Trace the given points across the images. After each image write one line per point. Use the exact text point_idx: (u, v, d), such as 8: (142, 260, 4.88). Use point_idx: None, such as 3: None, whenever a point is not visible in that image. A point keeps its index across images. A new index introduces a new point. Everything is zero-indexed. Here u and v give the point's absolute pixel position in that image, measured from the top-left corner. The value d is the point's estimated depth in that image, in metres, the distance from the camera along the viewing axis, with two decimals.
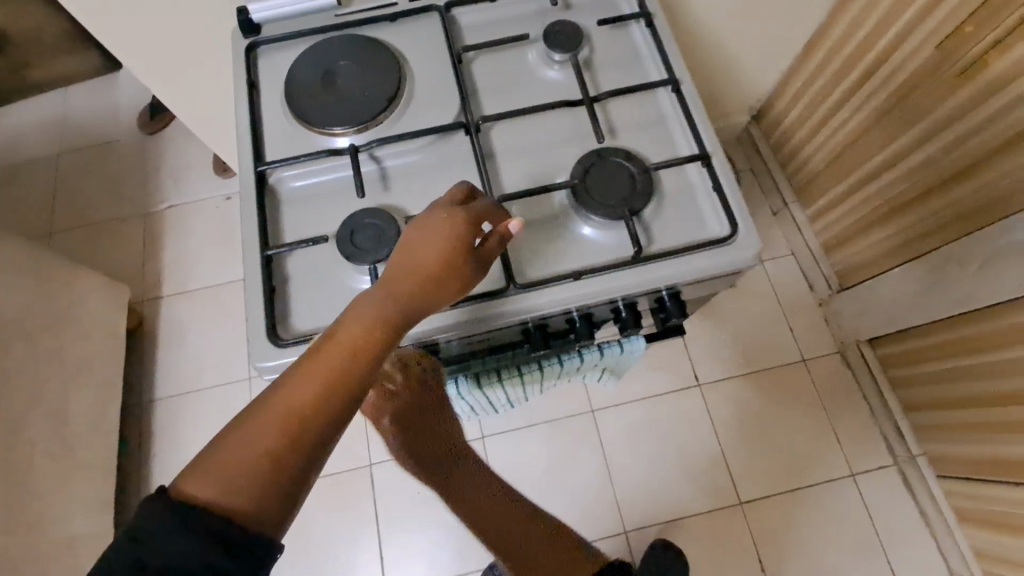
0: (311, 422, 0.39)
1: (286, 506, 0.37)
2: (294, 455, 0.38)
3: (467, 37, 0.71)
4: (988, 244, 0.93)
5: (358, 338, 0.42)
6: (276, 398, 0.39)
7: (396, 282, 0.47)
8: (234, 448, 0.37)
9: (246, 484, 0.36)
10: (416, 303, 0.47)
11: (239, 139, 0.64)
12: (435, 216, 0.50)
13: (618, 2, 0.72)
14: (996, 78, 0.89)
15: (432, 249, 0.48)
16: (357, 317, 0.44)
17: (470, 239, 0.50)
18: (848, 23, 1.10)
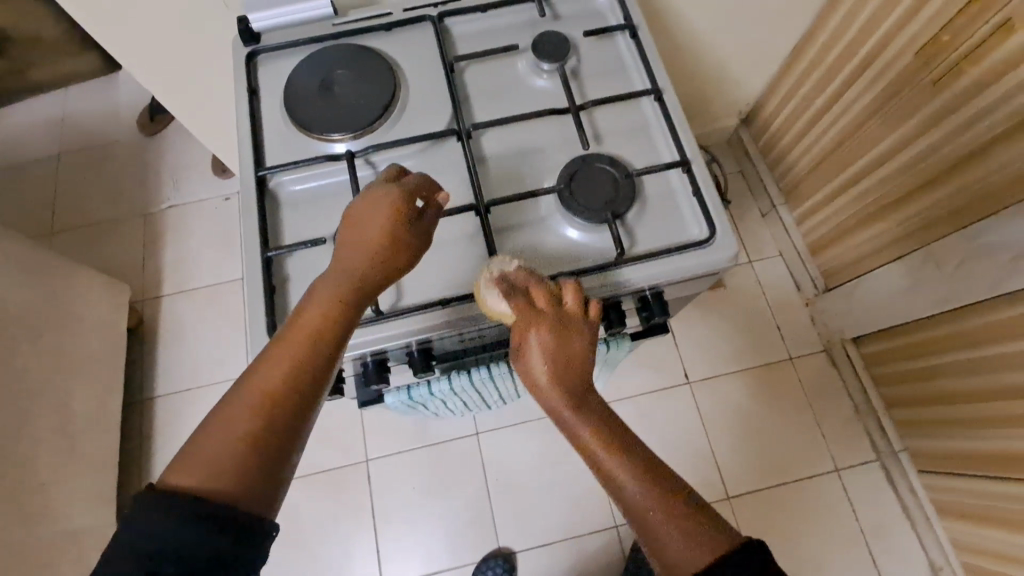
0: (279, 405, 0.42)
1: (269, 483, 0.41)
2: (268, 436, 0.41)
3: (459, 47, 0.74)
4: (963, 246, 0.97)
5: (314, 328, 0.46)
6: (245, 390, 0.42)
7: (342, 267, 0.49)
8: (211, 438, 0.40)
9: (227, 468, 0.39)
10: (367, 285, 0.50)
11: (239, 145, 0.67)
12: (371, 195, 0.52)
13: (604, 14, 0.75)
14: (970, 86, 0.92)
15: (372, 228, 0.50)
16: (313, 306, 0.47)
17: (406, 215, 0.52)
18: (833, 30, 1.13)
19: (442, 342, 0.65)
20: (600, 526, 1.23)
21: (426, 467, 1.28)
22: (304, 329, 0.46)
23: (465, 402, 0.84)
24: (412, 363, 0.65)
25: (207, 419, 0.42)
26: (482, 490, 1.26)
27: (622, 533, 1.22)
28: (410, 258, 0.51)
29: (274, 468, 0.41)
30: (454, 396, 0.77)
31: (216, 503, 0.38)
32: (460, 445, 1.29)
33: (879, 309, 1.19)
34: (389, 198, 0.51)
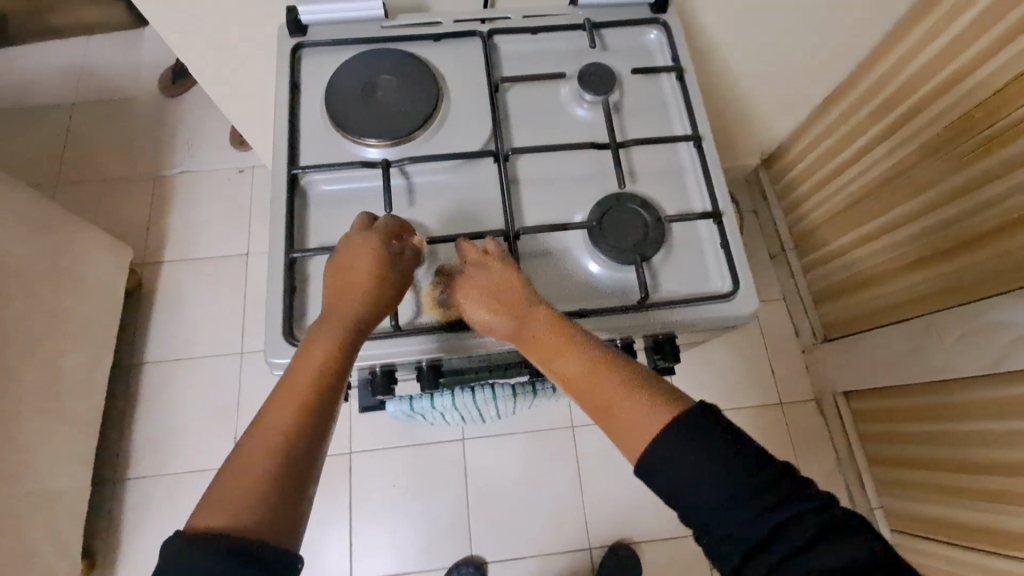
0: (292, 439, 0.43)
1: (292, 516, 0.41)
2: (287, 467, 0.42)
3: (505, 66, 0.74)
4: (968, 320, 0.99)
5: (319, 363, 0.47)
6: (260, 430, 0.43)
7: (337, 305, 0.51)
8: (233, 477, 0.41)
9: (250, 507, 0.40)
10: (366, 319, 0.51)
11: (275, 137, 0.66)
12: (351, 243, 0.54)
13: (652, 52, 0.75)
14: (994, 167, 0.93)
15: (362, 271, 0.52)
16: (316, 344, 0.48)
17: (389, 254, 0.53)
18: (867, 88, 1.15)
19: (452, 360, 0.65)
20: (574, 546, 1.24)
21: (410, 467, 1.28)
22: (309, 367, 0.47)
23: (463, 416, 0.84)
24: (421, 377, 0.65)
25: (224, 463, 0.42)
26: (461, 496, 1.26)
27: (594, 555, 1.23)
28: (395, 293, 0.53)
29: (293, 500, 0.42)
30: (453, 410, 0.77)
31: (247, 538, 0.38)
32: (447, 449, 1.29)
33: (878, 367, 1.21)
34: (369, 244, 0.53)
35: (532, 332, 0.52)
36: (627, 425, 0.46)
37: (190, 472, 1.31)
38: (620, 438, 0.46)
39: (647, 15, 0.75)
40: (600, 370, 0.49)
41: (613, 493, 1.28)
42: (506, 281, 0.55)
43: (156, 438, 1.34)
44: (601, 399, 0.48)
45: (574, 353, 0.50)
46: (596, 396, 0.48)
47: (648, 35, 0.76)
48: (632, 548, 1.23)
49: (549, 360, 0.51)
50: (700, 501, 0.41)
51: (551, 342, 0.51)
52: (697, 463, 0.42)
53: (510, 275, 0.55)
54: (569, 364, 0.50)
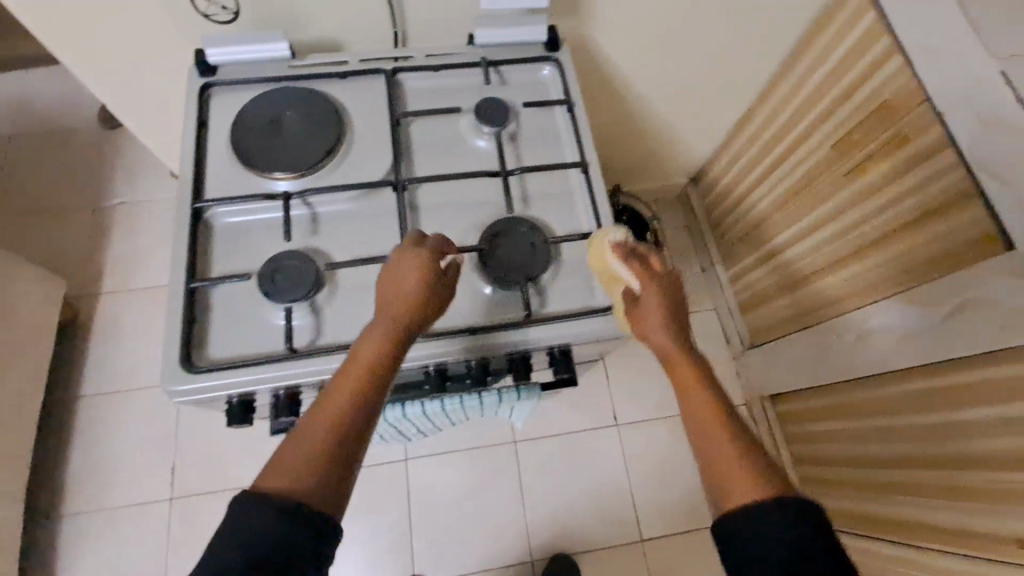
0: (344, 426, 0.51)
1: (338, 492, 0.49)
2: (338, 451, 0.50)
3: (409, 101, 0.79)
4: (860, 324, 1.04)
5: (371, 364, 0.54)
6: (318, 416, 0.51)
7: (389, 312, 0.57)
8: (292, 454, 0.49)
9: (304, 481, 0.48)
10: (412, 325, 0.57)
11: (181, 173, 0.69)
12: (403, 258, 0.59)
13: (547, 87, 0.82)
14: (873, 183, 0.99)
15: (409, 283, 0.58)
16: (367, 346, 0.55)
17: (434, 269, 0.59)
18: (769, 111, 1.23)
19: None
20: (515, 559, 1.26)
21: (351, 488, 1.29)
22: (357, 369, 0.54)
23: (384, 435, 0.87)
24: None
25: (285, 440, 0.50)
26: (403, 515, 1.28)
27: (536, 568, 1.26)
28: (442, 303, 0.60)
29: (340, 478, 0.49)
30: None
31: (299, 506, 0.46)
32: (389, 469, 1.30)
33: (793, 371, 1.28)
34: (418, 263, 0.59)
35: (680, 366, 0.58)
36: (733, 476, 0.51)
37: (127, 505, 1.29)
38: (719, 483, 0.51)
39: (541, 53, 0.81)
40: (723, 424, 0.54)
41: (553, 503, 1.31)
42: (680, 310, 0.60)
43: (92, 472, 1.31)
44: (715, 438, 0.53)
45: (709, 393, 0.56)
46: (716, 434, 0.54)
47: (542, 71, 0.82)
48: (571, 558, 1.26)
49: (685, 390, 0.57)
50: (772, 548, 0.46)
51: (694, 379, 0.57)
52: (765, 524, 0.46)
53: (682, 301, 0.62)
54: (701, 399, 0.56)
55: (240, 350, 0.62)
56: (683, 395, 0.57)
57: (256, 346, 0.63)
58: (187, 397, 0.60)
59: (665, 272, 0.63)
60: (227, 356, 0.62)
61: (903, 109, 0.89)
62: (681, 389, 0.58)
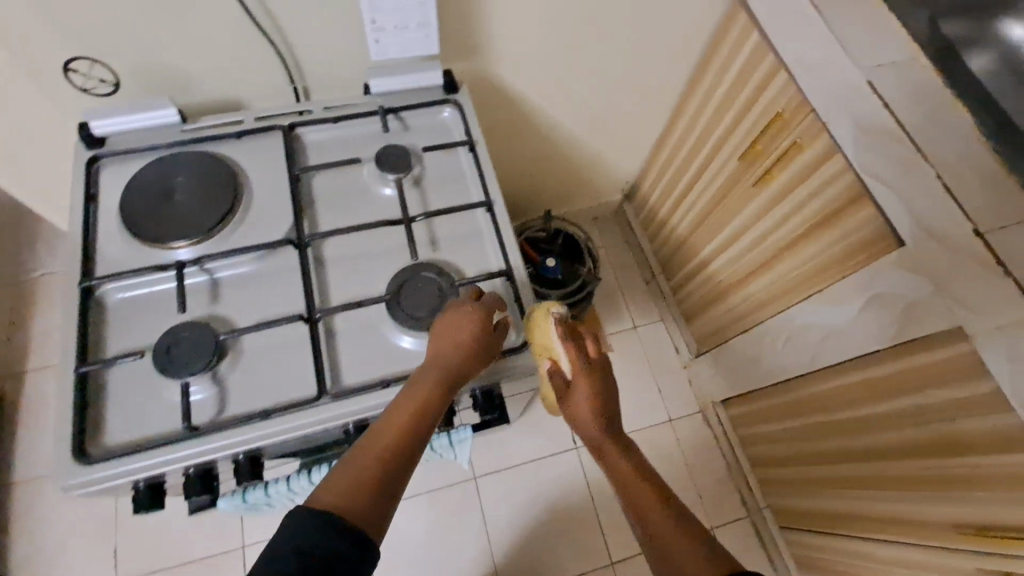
0: (392, 459, 0.54)
1: (380, 521, 0.52)
2: (385, 483, 0.53)
3: (310, 154, 0.78)
4: (788, 324, 1.07)
5: (424, 406, 0.58)
6: (372, 445, 0.55)
7: (442, 356, 0.61)
8: (347, 477, 0.52)
9: (354, 505, 0.51)
10: (462, 371, 0.61)
11: (69, 253, 0.67)
12: (459, 308, 0.63)
13: (450, 128, 0.83)
14: (781, 188, 1.03)
15: (464, 329, 0.61)
16: (421, 387, 0.59)
17: (487, 319, 0.63)
18: (684, 125, 1.28)
19: (273, 449, 0.64)
20: None
21: None
22: (410, 408, 0.57)
23: None
24: (239, 470, 0.63)
25: (341, 463, 0.54)
26: None
27: None
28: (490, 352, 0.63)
29: (383, 509, 0.52)
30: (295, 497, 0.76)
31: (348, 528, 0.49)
32: None
33: (738, 375, 1.30)
34: (473, 313, 0.62)
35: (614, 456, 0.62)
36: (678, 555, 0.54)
37: None
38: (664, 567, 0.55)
39: (440, 95, 0.83)
40: (664, 507, 0.58)
41: (520, 537, 1.29)
42: (609, 400, 0.63)
43: (24, 565, 1.23)
44: (656, 521, 0.57)
45: (645, 480, 0.61)
46: (657, 514, 0.58)
47: (443, 113, 0.83)
48: None
49: (624, 481, 0.61)
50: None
51: (627, 464, 0.62)
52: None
53: (612, 388, 0.64)
54: (639, 486, 0.60)
55: (140, 431, 0.60)
56: (620, 483, 0.62)
57: (158, 425, 0.60)
58: (83, 491, 0.57)
59: (596, 356, 0.66)
60: (126, 440, 0.60)
61: (796, 117, 0.94)
62: (621, 480, 0.61)
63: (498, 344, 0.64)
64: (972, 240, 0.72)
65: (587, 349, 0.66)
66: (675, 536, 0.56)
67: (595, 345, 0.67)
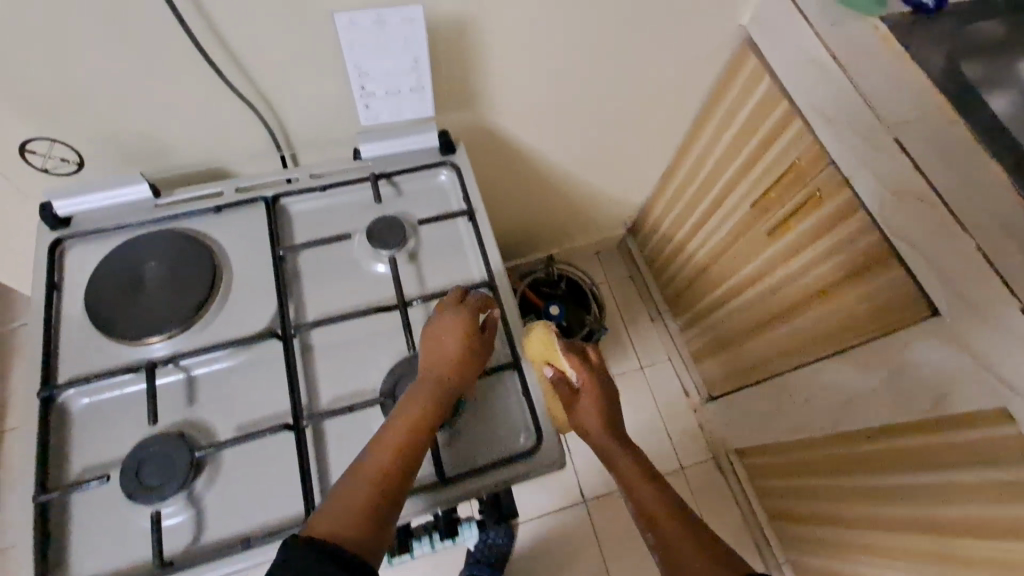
0: (389, 476, 0.52)
1: (379, 542, 0.49)
2: (383, 502, 0.51)
3: (296, 228, 0.72)
4: (810, 380, 1.03)
5: (417, 419, 0.55)
6: (367, 465, 0.53)
7: (433, 367, 0.59)
8: (343, 502, 0.50)
9: (351, 528, 0.49)
10: (454, 379, 0.58)
11: (31, 354, 0.61)
12: (444, 315, 0.61)
13: (448, 194, 0.76)
14: (798, 239, 0.99)
15: (451, 336, 0.59)
16: (413, 400, 0.57)
17: (473, 321, 0.61)
18: (692, 164, 1.23)
19: None
20: None
21: None
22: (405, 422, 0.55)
23: None
24: None
25: (337, 486, 0.52)
26: None
27: None
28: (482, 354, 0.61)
29: (382, 530, 0.50)
30: None
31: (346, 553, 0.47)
32: None
33: (753, 424, 1.26)
34: (459, 320, 0.60)
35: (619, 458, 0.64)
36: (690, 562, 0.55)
37: None
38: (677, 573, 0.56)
39: (436, 157, 0.77)
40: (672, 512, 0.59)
41: None
42: (613, 407, 0.65)
43: None
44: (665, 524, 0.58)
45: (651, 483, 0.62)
46: (666, 518, 0.59)
47: (439, 176, 0.77)
48: None
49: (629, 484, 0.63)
50: None
51: (632, 468, 0.63)
52: None
53: (614, 397, 0.67)
54: (645, 489, 0.62)
55: (105, 566, 0.53)
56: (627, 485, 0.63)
57: (125, 559, 0.54)
58: None
59: (598, 365, 0.68)
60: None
61: (814, 168, 0.90)
62: (627, 483, 0.63)
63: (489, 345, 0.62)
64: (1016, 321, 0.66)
65: (588, 359, 0.68)
66: (686, 536, 0.57)
67: (597, 354, 0.69)
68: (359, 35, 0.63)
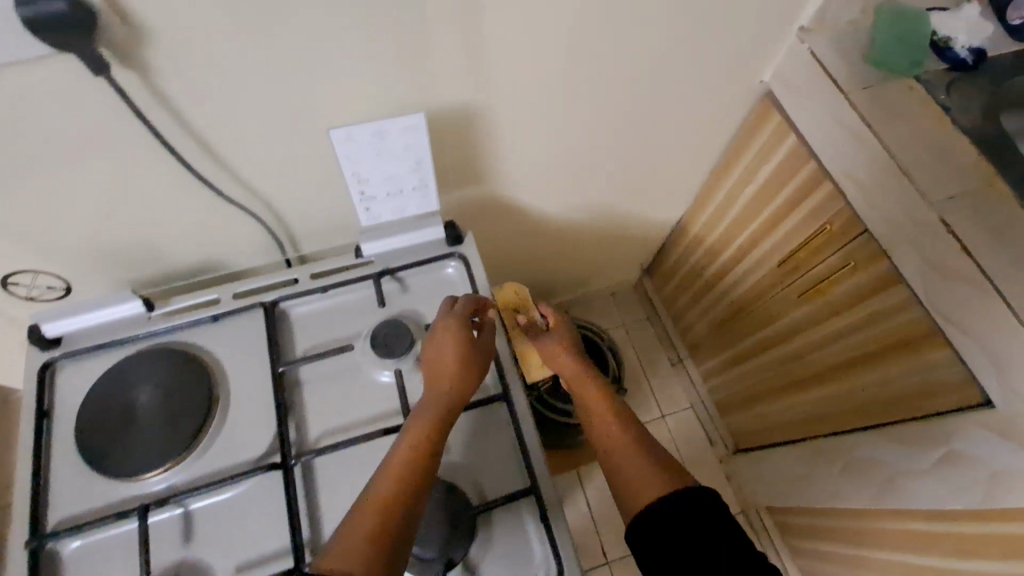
0: (394, 500, 0.50)
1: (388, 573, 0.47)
2: (390, 530, 0.49)
3: (297, 336, 0.67)
4: (846, 452, 0.98)
5: (420, 439, 0.55)
6: (372, 493, 0.51)
7: (434, 388, 0.60)
8: (348, 534, 0.48)
9: (358, 559, 0.46)
10: (453, 397, 0.59)
11: (19, 495, 0.57)
12: (437, 329, 0.63)
13: (456, 287, 0.72)
14: (828, 306, 0.94)
15: (446, 347, 0.61)
16: (415, 423, 0.56)
17: (466, 329, 0.63)
18: (709, 216, 1.19)
19: None
20: None
21: None
22: (408, 443, 0.54)
23: None
24: None
25: (345, 521, 0.50)
26: None
27: None
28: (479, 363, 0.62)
29: (391, 560, 0.47)
30: None
31: None
32: None
33: (783, 486, 1.21)
34: (454, 323, 0.63)
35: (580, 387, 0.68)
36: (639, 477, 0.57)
37: None
38: (627, 491, 0.58)
39: (443, 249, 0.72)
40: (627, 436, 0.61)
41: None
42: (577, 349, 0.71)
43: None
44: (618, 445, 0.61)
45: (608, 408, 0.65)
46: (619, 439, 0.61)
47: (447, 268, 0.72)
48: None
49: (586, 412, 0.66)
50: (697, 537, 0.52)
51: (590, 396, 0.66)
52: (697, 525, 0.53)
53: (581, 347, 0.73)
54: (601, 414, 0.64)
55: None
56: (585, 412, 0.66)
57: None
58: None
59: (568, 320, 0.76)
60: None
61: (846, 235, 0.85)
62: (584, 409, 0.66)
63: (485, 353, 0.64)
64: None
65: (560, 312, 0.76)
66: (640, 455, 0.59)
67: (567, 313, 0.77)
68: (354, 146, 0.61)
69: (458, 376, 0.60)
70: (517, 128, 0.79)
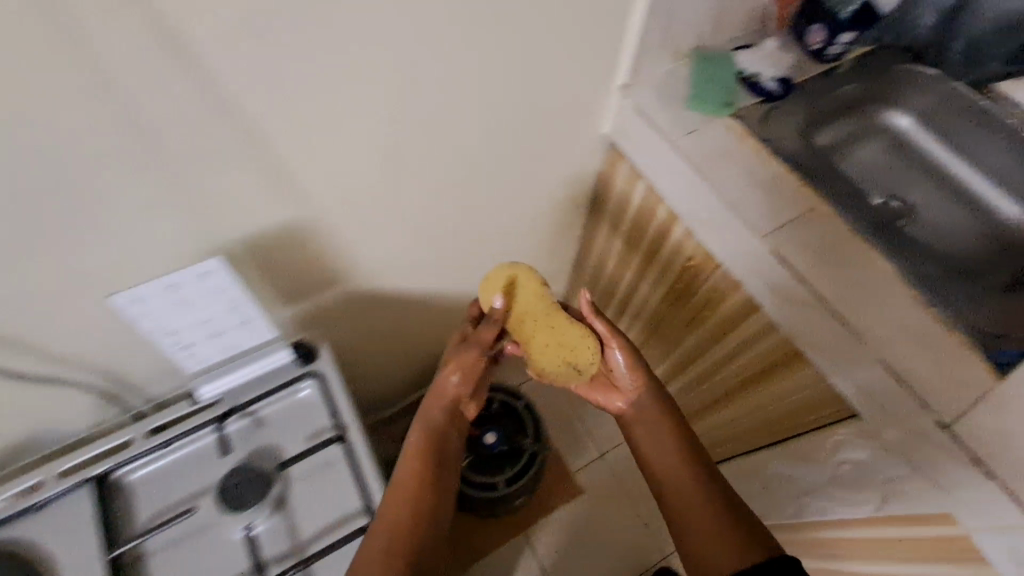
0: (406, 524, 0.57)
1: None
2: (401, 552, 0.54)
3: (140, 505, 0.62)
4: (761, 470, 0.98)
5: (416, 461, 0.62)
6: (383, 520, 0.58)
7: (427, 414, 0.68)
8: (362, 560, 0.54)
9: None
10: (433, 419, 0.67)
11: None
12: (442, 364, 0.71)
13: (314, 410, 0.67)
14: (709, 335, 0.95)
15: (442, 374, 0.70)
16: (409, 450, 0.64)
17: (454, 351, 0.71)
18: (595, 258, 1.19)
19: None
20: None
21: None
22: (407, 466, 0.62)
23: None
24: None
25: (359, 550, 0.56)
26: None
27: None
28: (468, 377, 0.70)
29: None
30: None
31: None
32: None
33: None
34: (454, 353, 0.71)
35: (646, 417, 0.70)
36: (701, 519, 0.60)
37: None
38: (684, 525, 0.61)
39: (294, 371, 0.68)
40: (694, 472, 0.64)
41: None
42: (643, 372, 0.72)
43: None
44: (687, 487, 0.63)
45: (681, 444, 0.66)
46: (686, 476, 0.64)
47: (302, 391, 0.68)
48: None
49: (653, 441, 0.68)
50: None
51: (661, 433, 0.68)
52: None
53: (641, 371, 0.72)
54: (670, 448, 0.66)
55: None
56: (653, 442, 0.68)
57: None
58: None
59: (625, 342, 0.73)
60: None
61: (705, 269, 0.87)
62: (654, 439, 0.68)
63: (478, 363, 0.70)
64: (932, 435, 0.64)
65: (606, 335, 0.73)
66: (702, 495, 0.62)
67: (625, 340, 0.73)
68: (147, 307, 0.55)
69: (441, 399, 0.69)
70: (359, 227, 0.77)
